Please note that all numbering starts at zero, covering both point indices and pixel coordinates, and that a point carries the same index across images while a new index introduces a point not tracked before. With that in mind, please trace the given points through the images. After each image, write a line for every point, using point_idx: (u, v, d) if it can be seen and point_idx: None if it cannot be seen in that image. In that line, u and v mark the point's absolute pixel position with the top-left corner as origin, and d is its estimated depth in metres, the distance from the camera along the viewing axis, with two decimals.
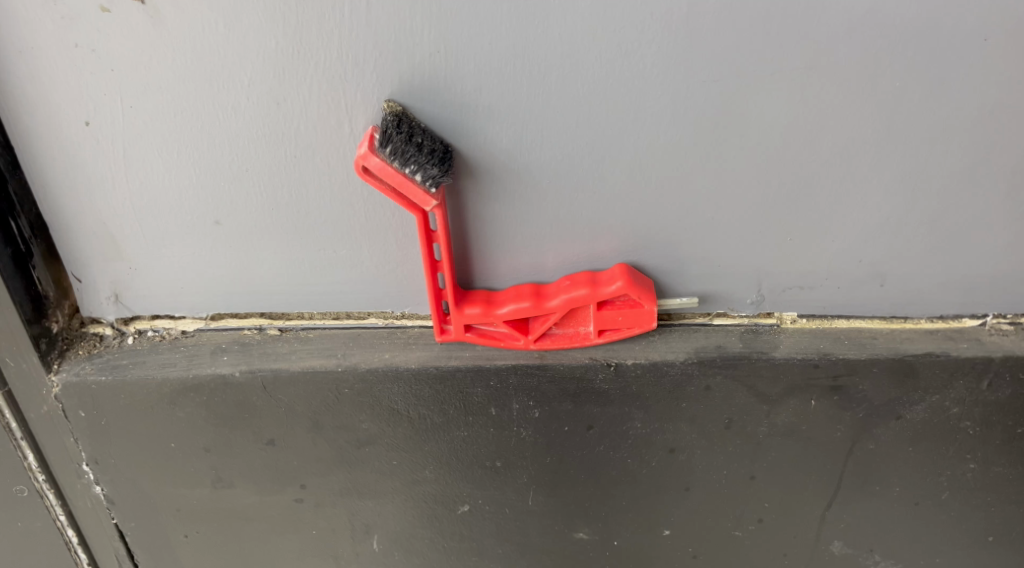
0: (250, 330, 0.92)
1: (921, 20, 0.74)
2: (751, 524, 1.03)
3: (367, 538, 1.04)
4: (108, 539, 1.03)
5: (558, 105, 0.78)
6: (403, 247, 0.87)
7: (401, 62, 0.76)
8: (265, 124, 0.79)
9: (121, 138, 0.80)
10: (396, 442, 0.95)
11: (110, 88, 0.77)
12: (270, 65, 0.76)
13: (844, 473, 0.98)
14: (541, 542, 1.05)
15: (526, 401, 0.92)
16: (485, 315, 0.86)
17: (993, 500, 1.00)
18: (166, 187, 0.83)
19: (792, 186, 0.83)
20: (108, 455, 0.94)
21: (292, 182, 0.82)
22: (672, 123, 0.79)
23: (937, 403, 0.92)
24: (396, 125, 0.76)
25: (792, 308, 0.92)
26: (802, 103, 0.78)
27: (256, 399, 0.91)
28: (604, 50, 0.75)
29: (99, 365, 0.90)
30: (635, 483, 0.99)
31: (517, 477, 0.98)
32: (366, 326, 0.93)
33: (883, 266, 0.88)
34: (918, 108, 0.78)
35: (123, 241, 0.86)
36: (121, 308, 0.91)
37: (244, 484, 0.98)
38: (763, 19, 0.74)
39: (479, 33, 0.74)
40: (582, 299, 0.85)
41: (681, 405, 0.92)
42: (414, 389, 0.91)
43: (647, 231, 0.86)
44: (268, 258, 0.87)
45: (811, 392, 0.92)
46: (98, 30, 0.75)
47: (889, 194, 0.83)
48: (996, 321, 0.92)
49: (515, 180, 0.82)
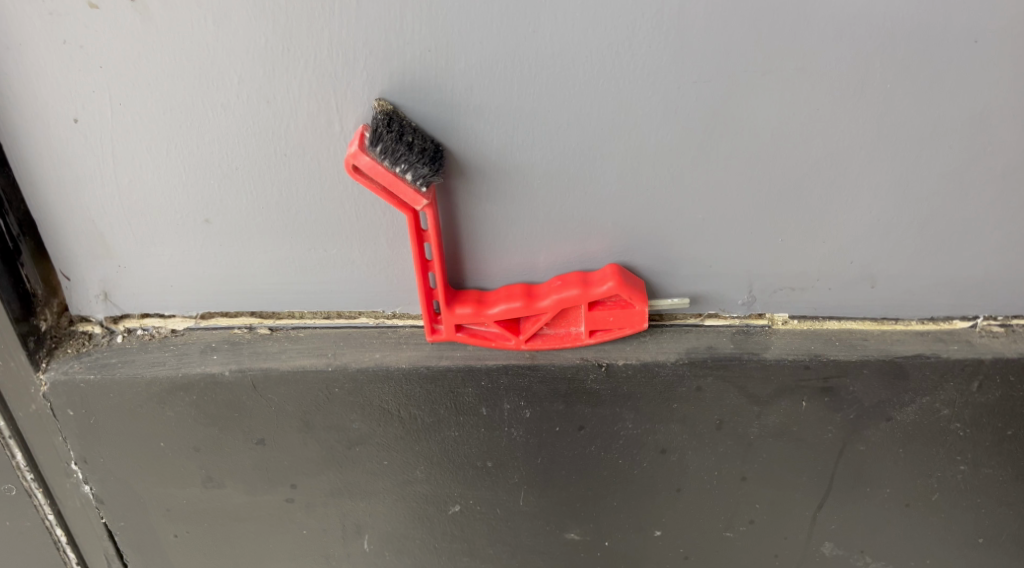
0: (240, 329, 0.92)
1: (911, 22, 0.74)
2: (742, 525, 1.03)
3: (357, 538, 1.04)
4: (98, 539, 1.03)
5: (549, 105, 0.78)
6: (394, 246, 0.86)
7: (392, 60, 0.76)
8: (255, 122, 0.79)
9: (110, 135, 0.80)
10: (387, 442, 0.95)
11: (100, 85, 0.77)
12: (260, 63, 0.76)
13: (835, 474, 0.98)
14: (533, 542, 1.05)
15: (517, 401, 0.92)
16: (476, 315, 0.86)
17: (984, 502, 1.00)
18: (156, 185, 0.82)
19: (784, 187, 0.83)
20: (97, 455, 0.94)
21: (283, 181, 0.82)
22: (663, 123, 0.79)
23: (927, 405, 0.92)
24: (387, 124, 0.76)
25: (783, 309, 0.92)
26: (793, 103, 0.78)
27: (247, 399, 0.90)
28: (595, 50, 0.75)
29: (87, 363, 0.89)
30: (626, 484, 0.99)
31: (509, 477, 0.98)
32: (357, 326, 0.92)
33: (874, 268, 0.88)
34: (910, 109, 0.78)
35: (112, 239, 0.86)
36: (110, 307, 0.91)
37: (235, 484, 0.98)
38: (755, 19, 0.74)
39: (470, 30, 0.74)
40: (573, 300, 0.85)
41: (672, 406, 0.92)
42: (405, 389, 0.90)
43: (639, 231, 0.86)
44: (259, 257, 0.87)
45: (802, 393, 0.92)
46: (87, 27, 0.74)
47: (880, 195, 0.83)
48: (987, 323, 0.92)
49: (507, 180, 0.82)
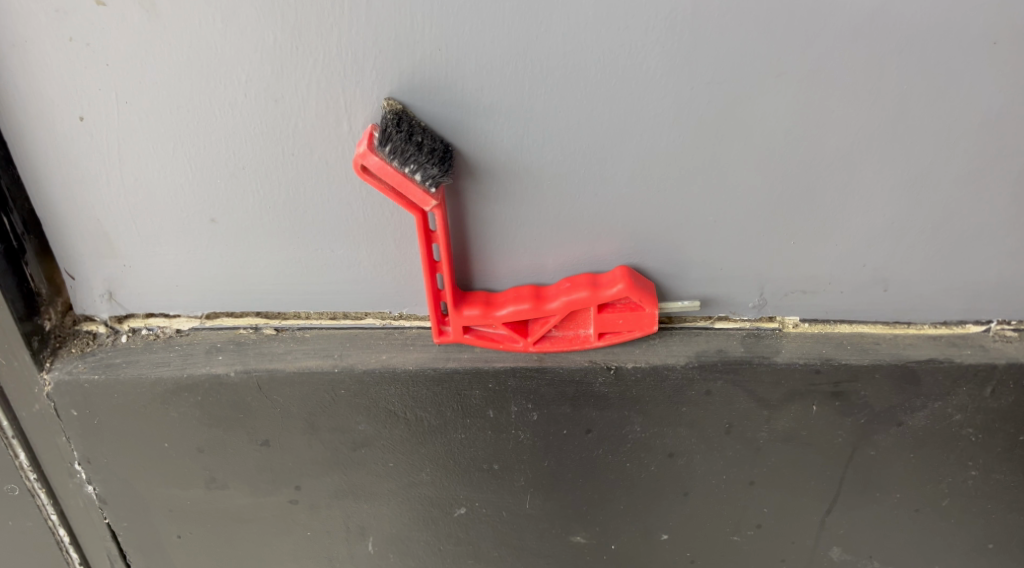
0: (245, 329, 0.91)
1: (929, 23, 0.73)
2: (750, 529, 1.02)
3: (361, 540, 1.03)
4: (100, 539, 1.02)
5: (560, 106, 0.77)
6: (401, 247, 0.85)
7: (401, 59, 0.75)
8: (262, 122, 0.78)
9: (116, 134, 0.79)
10: (392, 444, 0.94)
11: (105, 83, 0.76)
12: (268, 61, 0.75)
13: (843, 479, 0.97)
14: (538, 545, 1.04)
15: (525, 403, 0.91)
16: (484, 317, 0.85)
17: (994, 508, 0.99)
18: (161, 185, 0.81)
19: (797, 189, 0.82)
20: (100, 455, 0.93)
21: (289, 181, 0.81)
22: (675, 124, 0.78)
23: (939, 409, 0.91)
24: (396, 124, 0.75)
25: (793, 313, 0.91)
26: (807, 105, 0.77)
27: (252, 400, 0.90)
28: (607, 49, 0.74)
29: (92, 363, 0.88)
30: (633, 487, 0.98)
31: (514, 480, 0.97)
32: (363, 326, 0.92)
33: (887, 271, 0.87)
34: (926, 112, 0.77)
35: (117, 238, 0.85)
36: (115, 306, 0.90)
37: (239, 485, 0.97)
38: (770, 19, 0.73)
39: (481, 30, 0.73)
40: (583, 302, 0.84)
41: (681, 409, 0.91)
42: (411, 390, 0.89)
43: (649, 233, 0.85)
44: (265, 257, 0.86)
45: (812, 397, 0.91)
46: (94, 24, 0.73)
47: (894, 198, 0.82)
48: (1000, 327, 0.91)
49: (516, 181, 0.81)
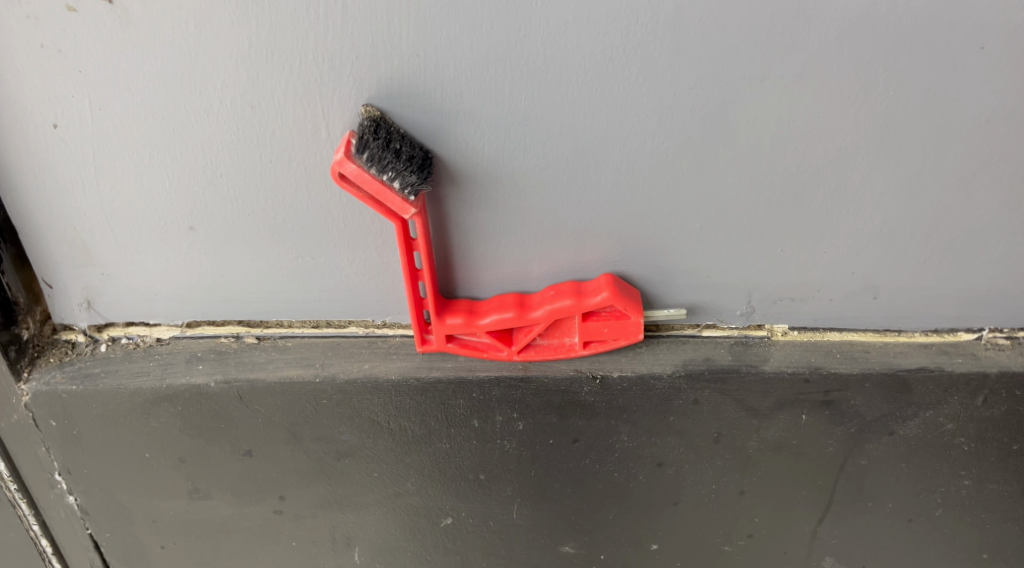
0: (226, 338, 0.90)
1: (915, 27, 0.72)
2: (741, 539, 1.01)
3: (348, 550, 1.02)
4: (83, 550, 1.01)
5: (541, 112, 0.76)
6: (383, 254, 0.84)
7: (380, 65, 0.73)
8: (240, 128, 0.77)
9: (91, 142, 0.78)
10: (376, 454, 0.93)
11: (79, 89, 0.75)
12: (244, 66, 0.74)
13: (836, 489, 0.96)
14: (527, 555, 1.02)
15: (510, 413, 0.89)
16: (467, 326, 0.84)
17: (989, 517, 0.97)
18: (138, 193, 0.80)
19: (784, 195, 0.80)
20: (81, 465, 0.92)
21: (269, 187, 0.80)
22: (659, 131, 0.77)
23: (931, 419, 0.90)
24: (373, 130, 0.74)
25: (782, 320, 0.89)
26: (794, 110, 0.75)
27: (233, 411, 0.88)
28: (588, 54, 0.73)
29: (70, 373, 0.87)
30: (622, 497, 0.96)
31: (501, 490, 0.96)
32: (346, 335, 0.90)
33: (877, 279, 0.86)
34: (913, 117, 0.76)
35: (95, 247, 0.84)
36: (93, 315, 0.89)
37: (222, 495, 0.96)
38: (752, 23, 0.71)
39: (460, 35, 0.72)
40: (567, 311, 0.83)
41: (669, 419, 0.90)
42: (394, 400, 0.88)
43: (634, 240, 0.83)
44: (246, 265, 0.85)
45: (802, 406, 0.89)
46: (65, 30, 0.72)
47: (882, 204, 0.81)
48: (993, 335, 0.90)
49: (499, 188, 0.80)
